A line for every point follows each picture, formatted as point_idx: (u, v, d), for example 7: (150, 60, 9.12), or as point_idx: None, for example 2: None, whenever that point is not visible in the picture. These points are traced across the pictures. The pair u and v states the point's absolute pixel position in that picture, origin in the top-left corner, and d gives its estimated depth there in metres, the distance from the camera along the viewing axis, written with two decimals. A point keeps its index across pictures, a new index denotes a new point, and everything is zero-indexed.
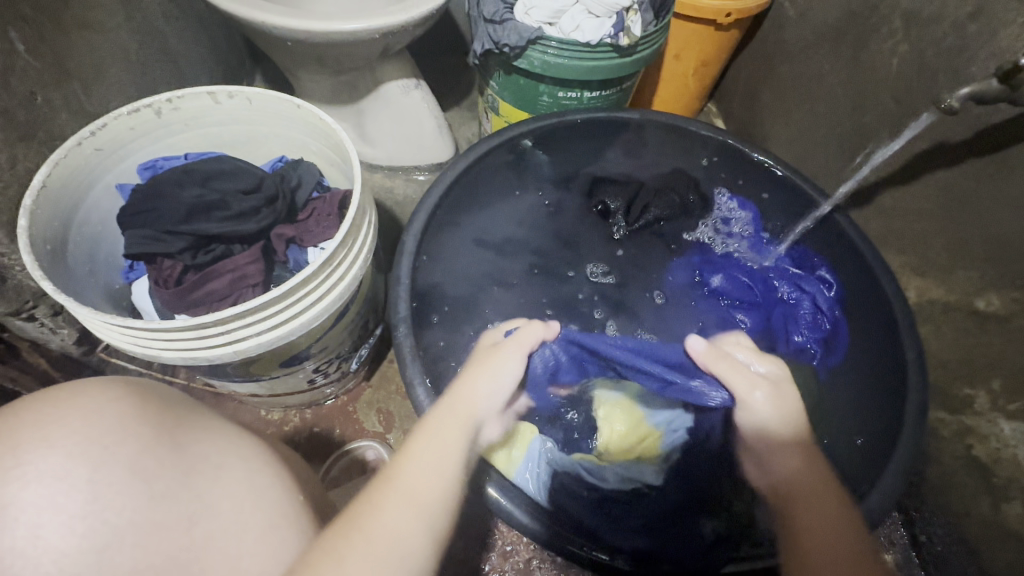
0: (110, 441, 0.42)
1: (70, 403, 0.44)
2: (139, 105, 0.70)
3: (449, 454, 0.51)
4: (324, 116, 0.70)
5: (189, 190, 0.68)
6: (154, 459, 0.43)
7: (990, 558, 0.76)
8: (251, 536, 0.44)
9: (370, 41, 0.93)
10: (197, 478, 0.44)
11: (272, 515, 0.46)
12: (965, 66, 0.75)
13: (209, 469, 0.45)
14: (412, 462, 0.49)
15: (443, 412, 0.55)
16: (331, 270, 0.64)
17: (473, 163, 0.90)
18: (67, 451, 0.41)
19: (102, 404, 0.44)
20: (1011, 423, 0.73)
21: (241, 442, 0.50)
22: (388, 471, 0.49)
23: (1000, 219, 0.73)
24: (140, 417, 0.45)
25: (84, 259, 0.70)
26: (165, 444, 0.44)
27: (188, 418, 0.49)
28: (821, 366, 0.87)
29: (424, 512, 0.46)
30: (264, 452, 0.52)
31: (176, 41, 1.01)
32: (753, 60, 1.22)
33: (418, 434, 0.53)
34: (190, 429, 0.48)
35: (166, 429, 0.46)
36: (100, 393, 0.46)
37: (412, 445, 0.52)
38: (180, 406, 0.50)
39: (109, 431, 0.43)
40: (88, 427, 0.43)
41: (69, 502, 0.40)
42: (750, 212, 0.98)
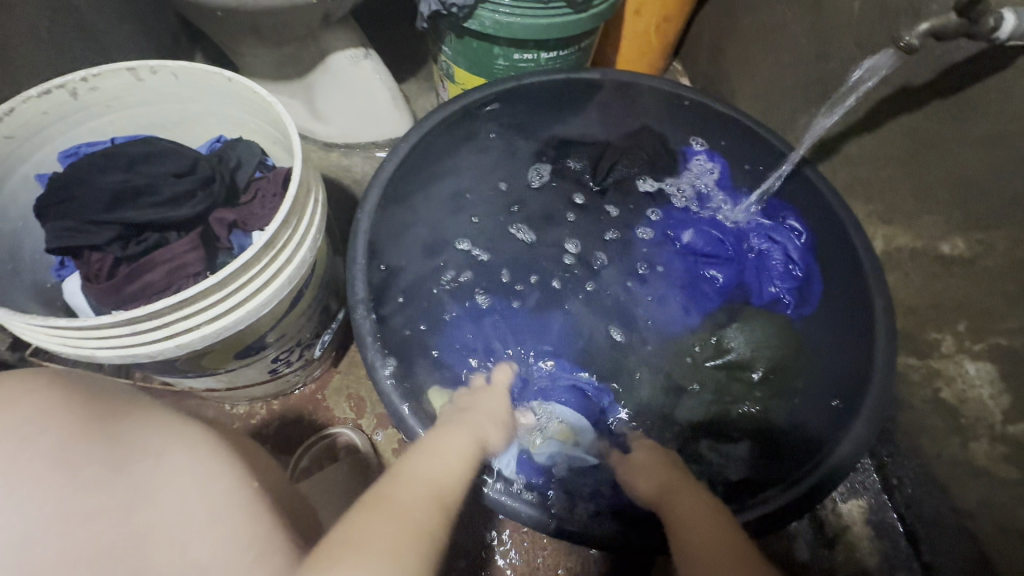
0: (30, 432, 0.38)
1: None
2: (50, 86, 0.63)
3: (452, 466, 0.59)
4: (257, 89, 0.65)
5: (113, 174, 0.63)
6: (81, 449, 0.38)
7: (958, 495, 0.78)
8: (199, 523, 0.39)
9: (308, 8, 0.87)
10: (133, 467, 0.39)
11: (225, 501, 0.41)
12: (925, 4, 0.73)
13: (149, 458, 0.40)
14: (423, 470, 0.56)
15: (453, 430, 0.65)
16: (275, 253, 0.60)
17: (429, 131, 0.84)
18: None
19: (20, 395, 0.39)
20: (978, 363, 0.74)
21: (192, 427, 0.45)
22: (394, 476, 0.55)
23: (964, 160, 0.72)
24: (69, 404, 0.40)
25: (5, 256, 0.65)
26: (94, 433, 0.39)
27: (130, 405, 0.43)
28: (794, 314, 0.86)
29: (422, 502, 0.51)
30: (218, 439, 0.46)
31: (97, 18, 0.93)
32: (716, 12, 1.18)
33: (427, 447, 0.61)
34: (126, 416, 0.42)
35: (99, 418, 0.41)
36: (20, 381, 0.41)
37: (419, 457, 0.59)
38: (120, 396, 0.44)
39: (28, 422, 0.38)
40: (5, 419, 0.38)
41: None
42: (720, 163, 0.95)
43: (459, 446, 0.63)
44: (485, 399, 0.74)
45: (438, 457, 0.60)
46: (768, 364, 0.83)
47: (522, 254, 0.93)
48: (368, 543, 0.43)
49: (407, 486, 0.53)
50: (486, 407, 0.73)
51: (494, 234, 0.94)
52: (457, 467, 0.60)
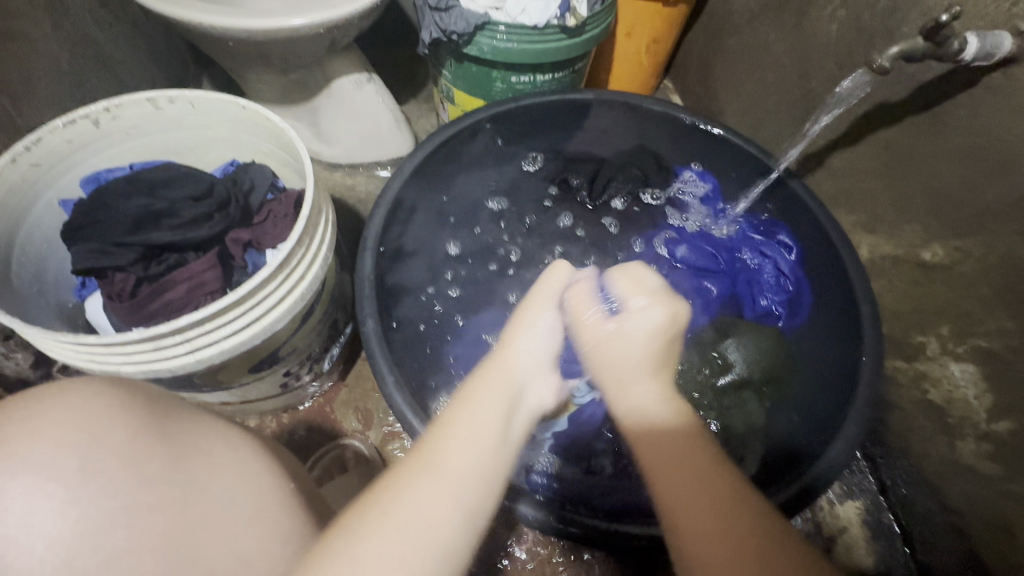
0: (98, 430, 0.39)
1: (54, 393, 0.41)
2: (75, 116, 0.67)
3: (487, 432, 0.49)
4: (269, 115, 0.69)
5: (136, 199, 0.67)
6: (145, 446, 0.40)
7: (949, 494, 0.81)
8: (243, 518, 0.43)
9: (315, 37, 0.91)
10: (191, 462, 0.42)
11: (261, 497, 0.45)
12: (897, 27, 0.78)
13: (202, 456, 0.44)
14: (451, 439, 0.48)
15: (490, 376, 0.54)
16: (291, 270, 0.64)
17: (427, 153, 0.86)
18: (54, 438, 0.38)
19: (88, 396, 0.41)
20: (961, 365, 0.77)
21: (229, 432, 0.48)
22: (421, 448, 0.48)
23: (939, 172, 0.76)
24: (131, 403, 0.43)
25: (31, 278, 0.68)
26: (155, 430, 0.42)
27: (177, 410, 0.46)
28: (786, 327, 0.91)
29: (461, 465, 0.46)
30: (253, 442, 0.51)
31: (113, 48, 0.97)
32: (703, 33, 1.24)
33: (459, 405, 0.52)
34: (179, 416, 0.45)
35: (157, 416, 0.43)
36: (82, 384, 0.42)
37: (450, 419, 0.50)
38: (171, 398, 0.47)
39: (99, 416, 0.40)
40: (78, 412, 0.40)
41: (57, 489, 0.37)
42: (710, 182, 1.00)
43: (496, 404, 0.52)
44: (527, 312, 0.60)
45: (479, 405, 0.51)
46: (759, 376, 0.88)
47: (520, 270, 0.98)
48: (398, 531, 0.42)
49: (445, 445, 0.47)
50: (525, 324, 0.59)
51: (488, 252, 0.98)
52: (502, 419, 0.51)
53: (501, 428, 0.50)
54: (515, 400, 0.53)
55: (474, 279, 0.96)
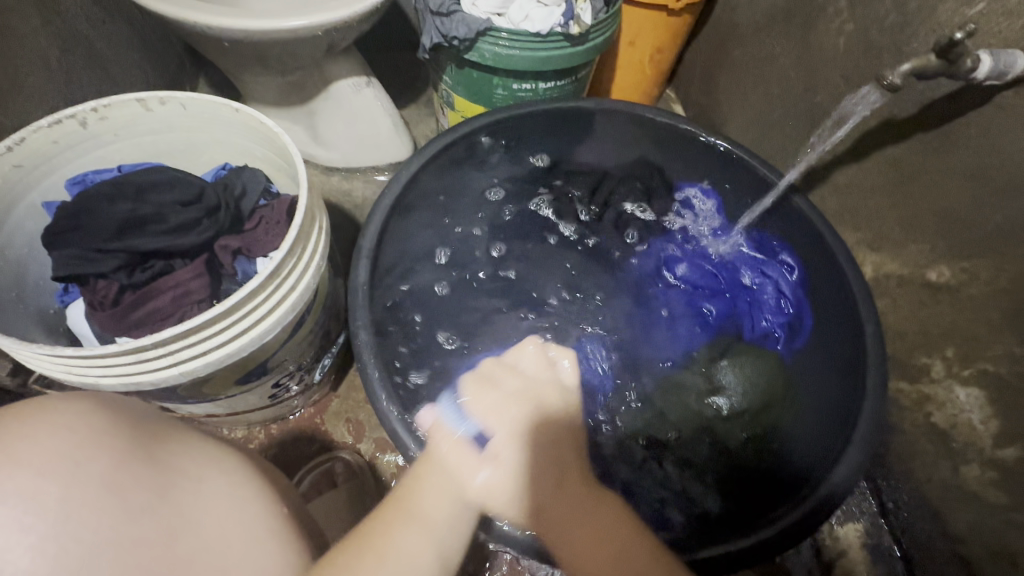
0: (82, 457, 0.37)
1: (38, 413, 0.38)
2: (61, 116, 0.65)
3: (456, 478, 0.56)
4: (264, 119, 0.67)
5: (121, 203, 0.65)
6: (129, 475, 0.38)
7: (951, 520, 0.79)
8: (235, 549, 0.41)
9: (314, 39, 0.90)
10: (177, 492, 0.41)
11: (253, 522, 0.44)
12: (907, 43, 0.77)
13: (190, 482, 0.42)
14: (424, 483, 0.55)
15: (448, 432, 0.61)
16: (280, 280, 0.61)
17: (426, 161, 0.84)
18: (34, 468, 0.36)
19: (71, 417, 0.39)
20: (967, 389, 0.75)
21: (220, 455, 0.47)
22: (397, 494, 0.55)
23: (947, 191, 0.75)
24: (118, 428, 0.40)
25: (10, 283, 0.65)
26: (141, 457, 0.40)
27: (167, 434, 0.44)
28: (785, 350, 0.89)
29: (438, 518, 0.53)
30: (245, 466, 0.49)
31: (106, 46, 0.95)
32: (707, 44, 1.22)
33: (426, 456, 0.59)
34: (166, 440, 0.43)
35: (143, 442, 0.41)
36: (68, 404, 0.40)
37: (421, 467, 0.58)
38: (159, 420, 0.45)
39: (82, 444, 0.38)
40: (61, 439, 0.37)
41: (36, 522, 0.35)
42: (715, 201, 0.98)
43: (460, 463, 0.58)
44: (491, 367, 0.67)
45: (445, 460, 0.58)
46: (754, 400, 0.86)
47: (514, 286, 0.96)
48: (395, 573, 0.47)
49: (424, 500, 0.54)
50: (489, 380, 0.65)
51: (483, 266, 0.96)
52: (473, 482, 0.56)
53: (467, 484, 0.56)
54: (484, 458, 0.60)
55: (469, 291, 0.93)
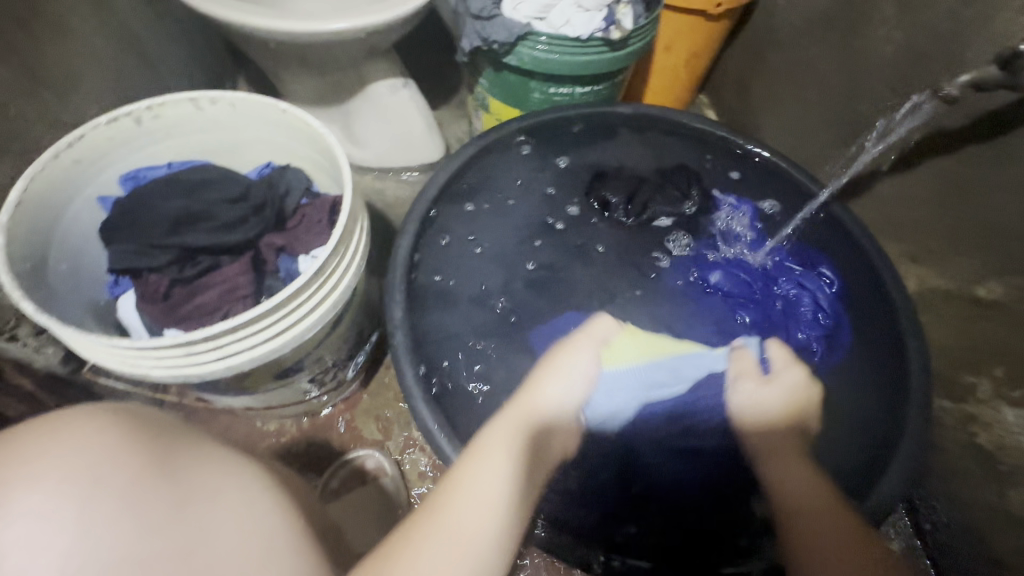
0: (98, 475, 0.39)
1: (60, 432, 0.41)
2: (118, 114, 0.67)
3: (499, 470, 0.53)
4: (310, 120, 0.68)
5: (173, 200, 0.67)
6: (145, 491, 0.40)
7: (995, 545, 0.77)
8: (246, 567, 0.41)
9: (355, 42, 0.91)
10: (193, 507, 0.42)
11: (270, 537, 0.44)
12: (960, 52, 0.75)
13: (205, 499, 0.43)
14: (470, 484, 0.51)
15: (503, 421, 0.59)
16: (323, 280, 0.63)
17: (474, 153, 0.93)
18: (55, 484, 0.38)
19: (88, 437, 0.41)
20: (1015, 410, 0.73)
21: (237, 471, 0.48)
22: (433, 500, 0.51)
23: (1000, 205, 0.72)
24: (133, 445, 0.42)
25: (66, 273, 0.68)
26: (159, 473, 0.42)
27: (184, 448, 0.46)
28: (823, 364, 0.81)
29: (481, 528, 0.49)
30: (263, 476, 0.50)
31: (155, 46, 0.98)
32: (743, 49, 1.21)
33: (471, 452, 0.55)
34: (184, 452, 0.45)
35: (158, 455, 0.43)
36: (88, 424, 0.42)
37: (467, 462, 0.54)
38: (176, 433, 0.48)
39: (98, 463, 0.40)
40: (78, 456, 0.40)
41: (57, 539, 0.37)
42: (749, 208, 0.94)
43: (506, 446, 0.56)
44: (559, 357, 0.68)
45: (487, 456, 0.54)
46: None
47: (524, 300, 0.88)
48: None
49: (456, 509, 0.50)
50: (558, 370, 0.66)
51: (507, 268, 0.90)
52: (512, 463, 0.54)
53: (512, 477, 0.53)
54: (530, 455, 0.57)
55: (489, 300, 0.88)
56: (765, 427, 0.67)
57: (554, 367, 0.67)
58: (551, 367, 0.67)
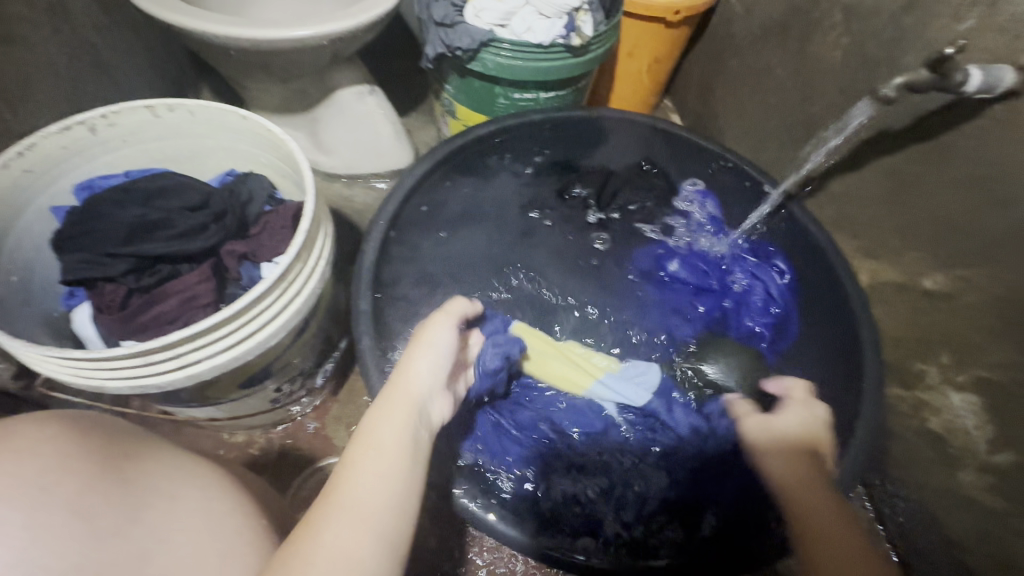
0: (48, 482, 0.39)
1: (9, 442, 0.41)
2: (71, 122, 0.66)
3: (398, 443, 0.49)
4: (271, 126, 0.68)
5: (129, 209, 0.66)
6: (96, 497, 0.40)
7: (949, 524, 0.80)
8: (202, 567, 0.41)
9: (320, 49, 0.91)
10: (146, 511, 0.42)
11: (232, 539, 0.43)
12: (900, 57, 0.79)
13: (159, 501, 0.43)
14: (358, 469, 0.46)
15: (382, 397, 0.53)
16: (286, 286, 0.62)
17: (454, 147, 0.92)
18: (3, 497, 0.38)
19: (39, 445, 0.41)
20: (961, 395, 0.77)
21: (196, 471, 0.48)
22: (331, 482, 0.45)
23: (942, 201, 0.76)
24: (82, 454, 0.42)
25: (17, 286, 0.66)
26: (110, 478, 0.42)
27: (138, 452, 0.46)
28: (769, 350, 0.88)
29: (383, 500, 0.44)
30: (225, 479, 0.50)
31: (113, 53, 0.96)
32: (704, 55, 1.25)
33: (362, 428, 0.50)
34: (139, 459, 0.45)
35: (112, 464, 0.43)
36: (37, 434, 0.42)
37: (360, 437, 0.49)
38: (129, 438, 0.48)
39: (47, 470, 0.40)
40: (23, 465, 0.40)
41: (6, 549, 0.36)
42: (712, 201, 0.98)
43: (397, 412, 0.52)
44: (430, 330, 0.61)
45: (388, 423, 0.50)
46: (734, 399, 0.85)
47: (497, 288, 0.93)
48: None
49: (356, 485, 0.44)
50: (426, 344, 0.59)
51: (477, 265, 0.94)
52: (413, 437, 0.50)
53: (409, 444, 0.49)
54: (419, 420, 0.52)
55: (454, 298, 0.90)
56: (776, 450, 0.67)
57: (423, 341, 0.60)
58: (421, 342, 0.60)
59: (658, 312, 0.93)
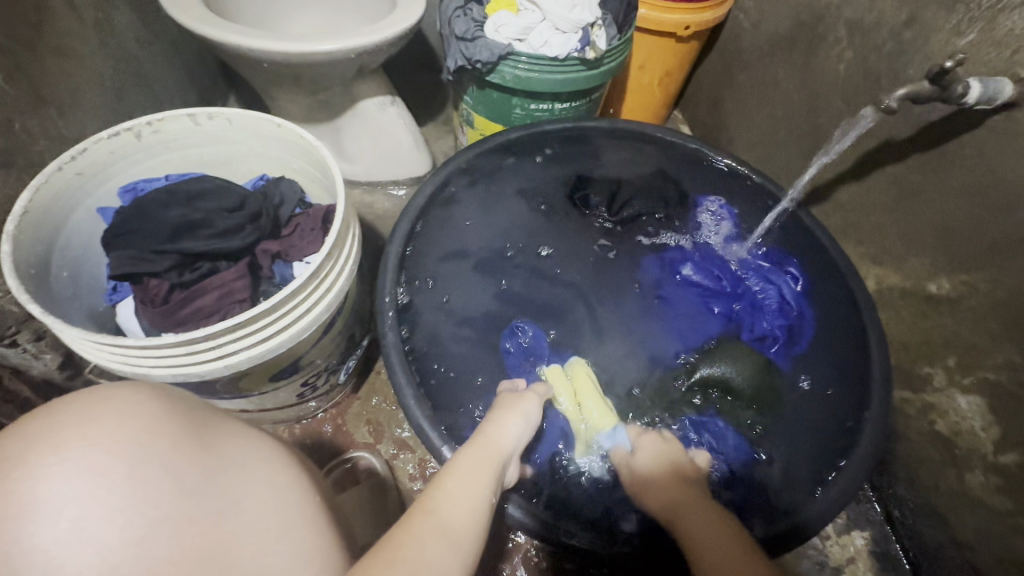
0: (146, 438, 0.40)
1: (102, 401, 0.41)
2: (120, 129, 0.71)
3: (479, 486, 0.56)
4: (304, 134, 0.72)
5: (172, 209, 0.70)
6: (184, 457, 0.41)
7: (957, 525, 0.82)
8: (273, 535, 0.42)
9: (346, 61, 0.96)
10: (224, 475, 0.43)
11: (290, 511, 0.45)
12: (903, 69, 0.82)
13: (234, 466, 0.44)
14: (449, 496, 0.53)
15: (472, 448, 0.62)
16: (319, 283, 0.66)
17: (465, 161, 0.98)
18: (105, 447, 0.39)
19: (131, 405, 0.42)
20: (967, 397, 0.78)
21: (260, 445, 0.49)
22: (422, 503, 0.51)
23: (945, 208, 0.79)
24: (170, 418, 0.43)
25: (67, 281, 0.70)
26: (194, 440, 0.43)
27: (212, 422, 0.47)
28: (785, 354, 0.88)
29: (467, 527, 0.50)
30: (282, 455, 0.51)
31: (151, 66, 1.02)
32: (713, 69, 1.29)
33: (449, 470, 0.57)
34: (215, 428, 0.47)
35: (195, 429, 0.44)
36: (129, 396, 0.43)
37: (446, 478, 0.56)
38: (203, 412, 0.48)
39: (144, 428, 0.41)
40: (124, 421, 0.41)
41: (106, 497, 0.37)
42: (732, 211, 1.01)
43: (480, 464, 0.59)
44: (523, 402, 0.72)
45: (470, 470, 0.58)
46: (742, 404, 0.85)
47: (513, 287, 0.94)
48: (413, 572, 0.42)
49: (450, 509, 0.51)
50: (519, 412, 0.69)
51: (493, 266, 0.95)
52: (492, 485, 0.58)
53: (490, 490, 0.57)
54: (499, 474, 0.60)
55: (473, 296, 0.92)
56: (647, 484, 0.71)
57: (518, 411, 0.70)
58: (515, 411, 0.70)
59: (674, 316, 0.94)
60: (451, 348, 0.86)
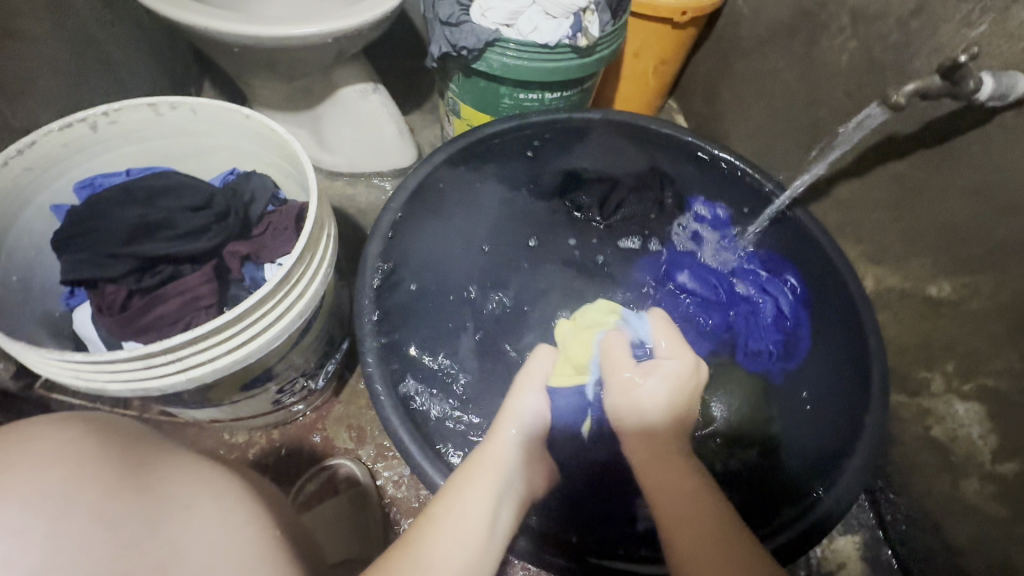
0: (70, 487, 0.38)
1: (23, 450, 0.40)
2: (72, 120, 0.65)
3: (479, 507, 0.56)
4: (274, 126, 0.67)
5: (130, 209, 0.65)
6: (116, 504, 0.39)
7: (950, 532, 0.80)
8: None
9: (322, 46, 0.90)
10: (165, 520, 0.40)
11: (247, 552, 0.42)
12: (909, 61, 0.78)
13: (178, 507, 0.41)
14: (444, 525, 0.54)
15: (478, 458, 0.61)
16: (288, 289, 0.62)
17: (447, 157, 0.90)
18: (21, 503, 0.37)
19: (51, 451, 0.40)
20: (966, 403, 0.76)
21: (213, 477, 0.46)
22: (411, 534, 0.54)
23: (949, 208, 0.76)
24: (103, 461, 0.41)
25: (17, 286, 0.65)
26: (129, 483, 0.40)
27: (156, 457, 0.45)
28: (777, 368, 0.87)
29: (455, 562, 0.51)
30: (239, 481, 0.49)
31: (114, 49, 0.95)
32: (710, 57, 1.24)
33: (451, 487, 0.58)
34: (159, 463, 0.44)
35: (134, 469, 0.42)
36: (53, 440, 0.41)
37: (447, 495, 0.57)
38: (149, 445, 0.46)
39: (69, 476, 0.39)
40: (44, 473, 0.38)
41: (24, 557, 0.35)
42: (720, 211, 0.98)
43: (484, 478, 0.58)
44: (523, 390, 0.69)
45: (472, 487, 0.57)
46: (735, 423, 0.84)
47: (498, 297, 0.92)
48: None
49: (439, 541, 0.52)
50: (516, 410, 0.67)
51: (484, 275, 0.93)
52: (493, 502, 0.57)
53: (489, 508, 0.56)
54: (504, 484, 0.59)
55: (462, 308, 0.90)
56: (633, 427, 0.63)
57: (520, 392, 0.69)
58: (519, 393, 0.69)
59: (665, 323, 0.92)
60: (431, 361, 0.83)
